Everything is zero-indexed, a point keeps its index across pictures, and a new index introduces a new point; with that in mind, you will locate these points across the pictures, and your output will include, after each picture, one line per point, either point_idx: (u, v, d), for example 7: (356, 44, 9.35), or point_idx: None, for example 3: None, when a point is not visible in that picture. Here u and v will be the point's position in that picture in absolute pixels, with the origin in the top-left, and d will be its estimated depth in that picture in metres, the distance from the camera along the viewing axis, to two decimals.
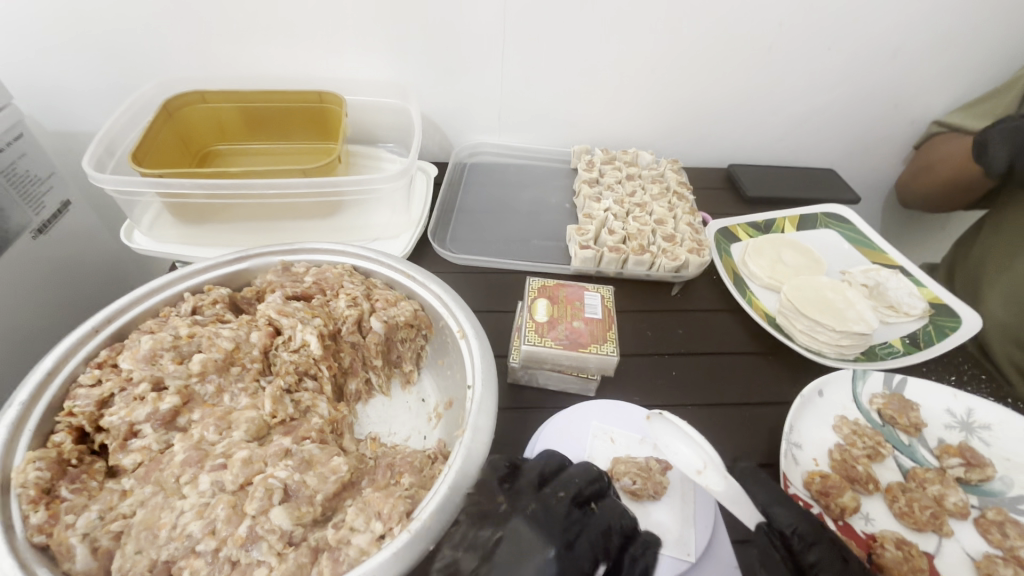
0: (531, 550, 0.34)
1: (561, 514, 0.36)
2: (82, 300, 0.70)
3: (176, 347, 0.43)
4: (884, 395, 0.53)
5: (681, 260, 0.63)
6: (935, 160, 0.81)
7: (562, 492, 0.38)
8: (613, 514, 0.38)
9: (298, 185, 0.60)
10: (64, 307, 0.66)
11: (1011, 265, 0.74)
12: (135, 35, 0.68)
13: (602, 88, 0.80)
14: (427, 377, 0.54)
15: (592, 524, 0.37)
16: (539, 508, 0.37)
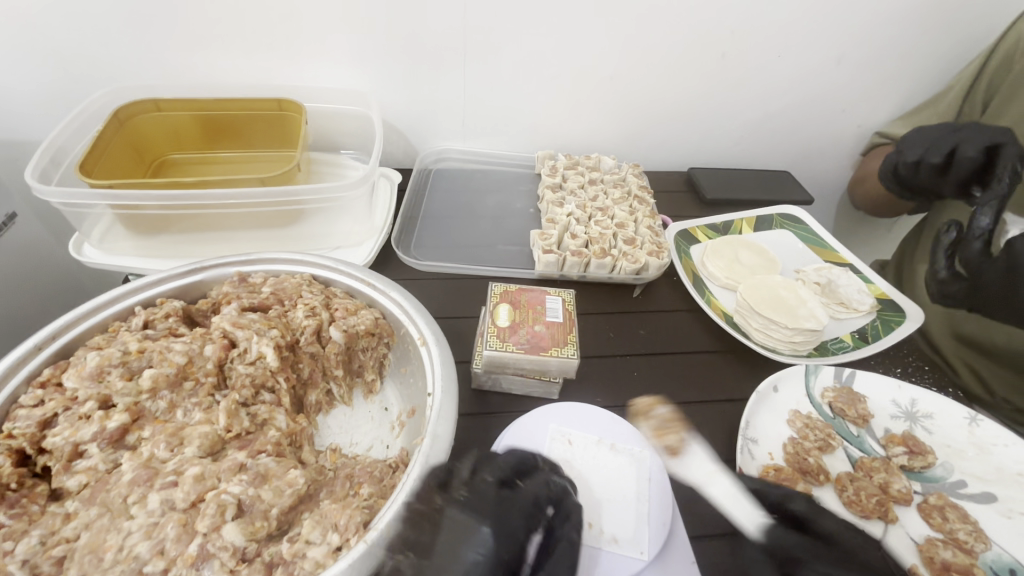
0: (461, 537, 0.35)
1: (490, 499, 0.37)
2: (26, 316, 0.67)
3: (125, 363, 0.42)
4: (835, 388, 0.55)
5: (642, 262, 0.65)
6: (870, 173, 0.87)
7: (489, 476, 0.39)
8: (538, 487, 0.39)
9: (255, 194, 0.59)
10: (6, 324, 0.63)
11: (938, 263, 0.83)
12: (83, 41, 0.67)
13: (564, 95, 0.81)
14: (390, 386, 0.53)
15: (518, 503, 0.37)
16: (467, 494, 0.37)
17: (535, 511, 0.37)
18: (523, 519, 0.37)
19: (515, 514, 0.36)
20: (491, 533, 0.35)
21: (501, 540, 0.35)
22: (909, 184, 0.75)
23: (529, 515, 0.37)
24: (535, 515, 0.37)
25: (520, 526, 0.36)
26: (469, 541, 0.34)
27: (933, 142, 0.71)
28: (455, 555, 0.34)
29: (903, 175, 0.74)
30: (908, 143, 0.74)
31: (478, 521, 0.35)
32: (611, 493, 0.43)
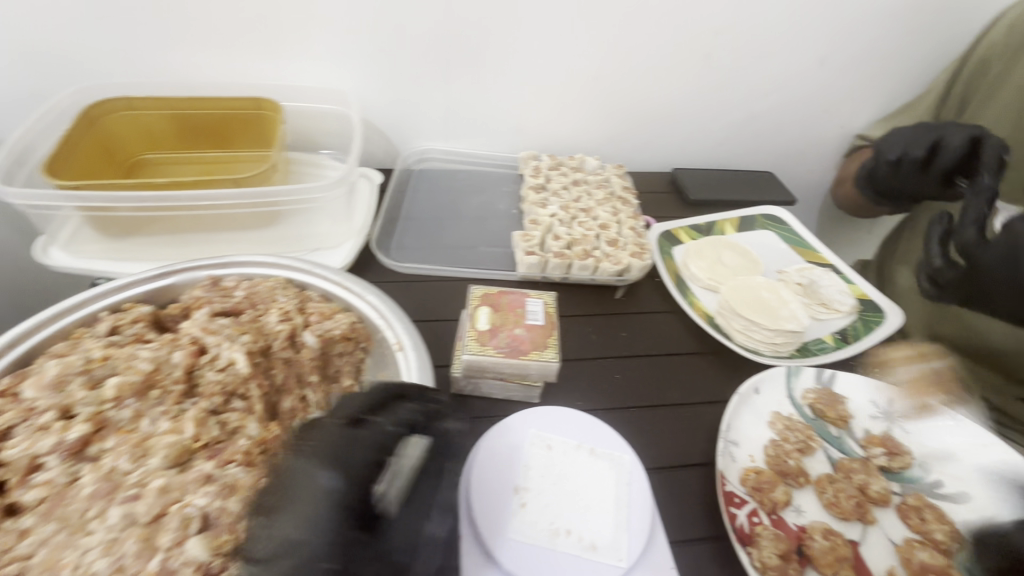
0: (306, 487, 0.32)
1: (337, 439, 0.34)
2: None
3: (87, 371, 0.41)
4: (816, 390, 0.55)
5: (624, 263, 0.64)
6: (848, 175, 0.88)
7: (338, 419, 0.36)
8: (389, 420, 0.37)
9: (230, 195, 0.58)
10: None
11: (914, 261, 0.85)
12: (51, 37, 0.65)
13: (547, 95, 0.80)
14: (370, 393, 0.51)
15: (368, 437, 0.35)
16: (313, 439, 0.35)
17: (387, 445, 0.35)
18: (373, 456, 0.34)
19: (364, 449, 0.34)
20: (338, 475, 0.32)
21: (351, 481, 0.32)
22: (892, 189, 0.76)
23: (380, 448, 0.35)
24: (389, 450, 0.35)
25: (371, 463, 0.34)
26: (315, 487, 0.31)
27: (910, 138, 0.72)
28: (298, 502, 0.31)
29: (885, 178, 0.75)
30: (888, 141, 0.75)
31: (322, 465, 0.32)
32: (590, 496, 0.42)
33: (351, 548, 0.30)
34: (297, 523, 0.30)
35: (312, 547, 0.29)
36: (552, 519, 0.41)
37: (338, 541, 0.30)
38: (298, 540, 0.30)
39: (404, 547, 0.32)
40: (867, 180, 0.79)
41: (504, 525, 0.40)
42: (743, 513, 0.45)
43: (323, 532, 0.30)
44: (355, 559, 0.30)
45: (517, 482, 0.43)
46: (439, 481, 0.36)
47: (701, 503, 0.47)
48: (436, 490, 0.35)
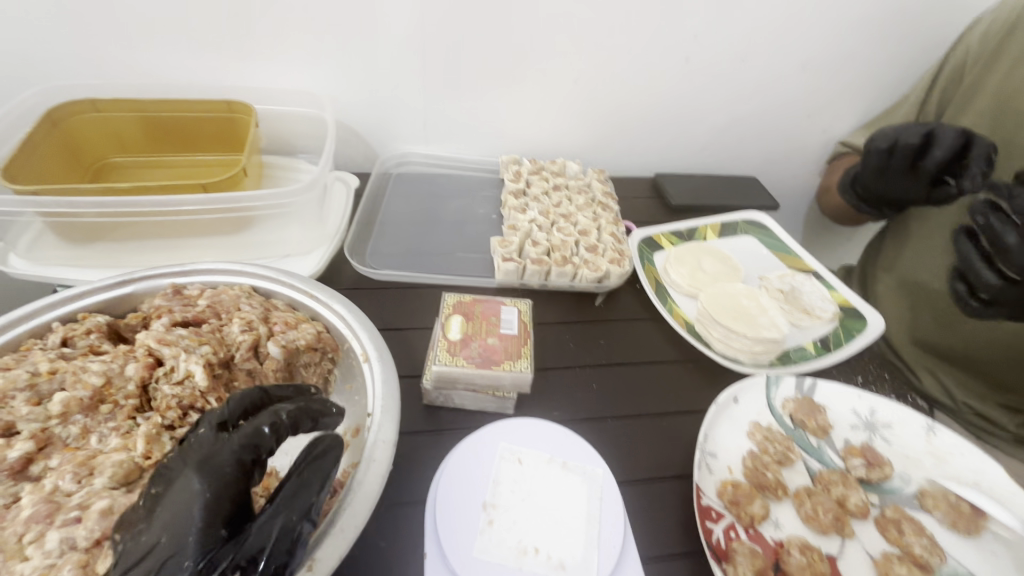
0: (172, 492, 0.31)
1: (202, 447, 0.33)
2: None
3: (33, 386, 0.39)
4: (796, 399, 0.55)
5: (602, 270, 0.63)
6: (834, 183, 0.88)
7: (207, 424, 0.35)
8: (259, 419, 0.35)
9: (195, 200, 0.56)
10: None
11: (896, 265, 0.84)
12: (17, 38, 0.63)
13: (528, 100, 0.80)
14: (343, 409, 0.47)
15: (233, 439, 0.33)
16: (182, 447, 0.34)
17: (258, 444, 0.34)
18: (239, 456, 0.33)
19: (229, 452, 0.33)
20: (197, 477, 0.31)
21: (213, 484, 0.31)
22: (881, 194, 0.75)
23: (246, 448, 0.33)
24: (261, 450, 0.34)
25: (236, 464, 0.32)
26: (180, 491, 0.31)
27: (901, 130, 0.71)
28: (162, 513, 0.30)
29: (872, 178, 0.74)
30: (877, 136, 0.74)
31: (187, 469, 0.32)
32: (561, 512, 0.41)
33: (209, 549, 0.29)
34: (163, 532, 0.30)
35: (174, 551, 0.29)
36: (520, 537, 0.39)
37: (197, 545, 0.29)
38: (162, 543, 0.29)
39: (276, 547, 0.30)
40: (859, 186, 0.78)
41: (468, 544, 0.39)
42: (720, 528, 0.44)
43: (183, 532, 0.30)
44: (215, 560, 0.29)
45: (485, 498, 0.41)
46: (324, 480, 0.34)
47: (677, 518, 0.46)
48: (316, 487, 0.33)
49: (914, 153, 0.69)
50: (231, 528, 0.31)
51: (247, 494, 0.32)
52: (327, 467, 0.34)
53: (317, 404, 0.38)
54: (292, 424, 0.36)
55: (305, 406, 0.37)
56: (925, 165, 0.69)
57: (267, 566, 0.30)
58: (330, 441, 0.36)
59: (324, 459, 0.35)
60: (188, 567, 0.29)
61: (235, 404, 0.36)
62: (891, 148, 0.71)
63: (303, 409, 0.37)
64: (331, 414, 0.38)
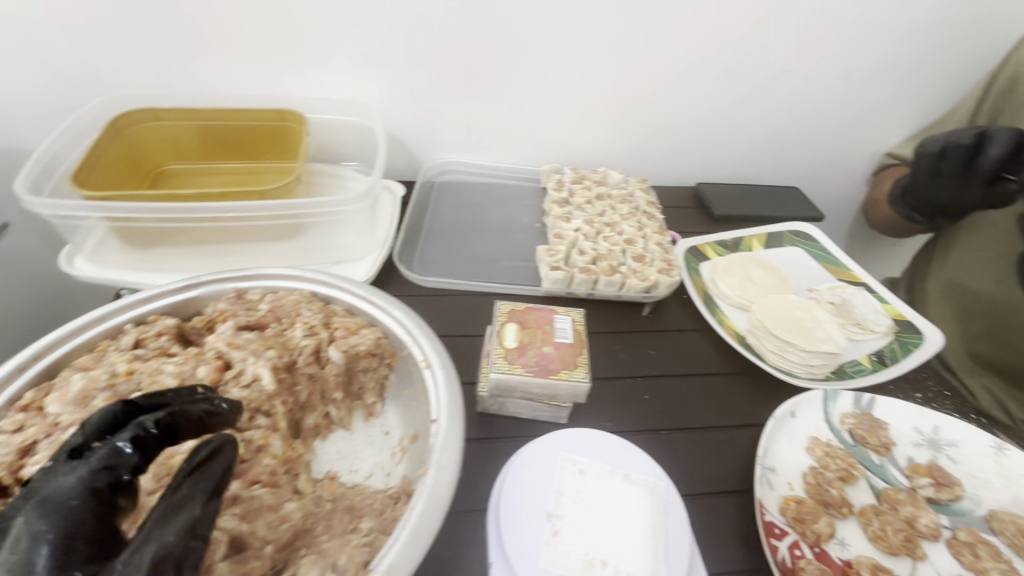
0: (12, 538, 0.26)
1: (47, 480, 0.28)
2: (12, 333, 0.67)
3: (111, 386, 0.40)
4: (855, 415, 0.53)
5: (651, 280, 0.63)
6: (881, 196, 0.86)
7: (60, 452, 0.30)
8: (112, 440, 0.30)
9: (255, 206, 0.58)
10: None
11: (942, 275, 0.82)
12: (83, 50, 0.66)
13: (570, 109, 0.80)
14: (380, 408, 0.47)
15: (81, 466, 0.29)
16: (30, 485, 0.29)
17: (115, 465, 0.29)
18: (90, 483, 0.28)
19: (77, 482, 0.28)
20: (39, 517, 0.27)
21: (62, 520, 0.27)
22: (933, 202, 0.74)
23: (94, 473, 0.29)
24: (120, 471, 0.29)
25: (88, 493, 0.28)
26: (20, 538, 0.26)
27: (952, 134, 0.71)
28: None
29: (925, 185, 0.73)
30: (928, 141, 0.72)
31: (28, 508, 0.27)
32: (626, 524, 0.40)
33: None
34: None
35: None
36: (586, 549, 0.39)
37: None
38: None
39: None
40: (910, 197, 0.75)
41: (535, 554, 0.38)
42: (785, 546, 0.43)
43: None
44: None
45: (549, 508, 0.41)
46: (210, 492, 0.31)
47: (738, 534, 0.45)
48: (196, 504, 0.30)
49: (969, 154, 0.69)
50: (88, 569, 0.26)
51: (110, 527, 0.28)
52: (218, 471, 0.32)
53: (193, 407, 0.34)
54: (166, 436, 0.32)
55: (184, 409, 0.33)
56: (981, 164, 0.68)
57: None
58: (215, 444, 0.32)
59: (212, 465, 0.32)
60: None
61: (93, 424, 0.31)
62: (942, 152, 0.70)
63: (176, 413, 0.32)
64: (222, 411, 0.35)
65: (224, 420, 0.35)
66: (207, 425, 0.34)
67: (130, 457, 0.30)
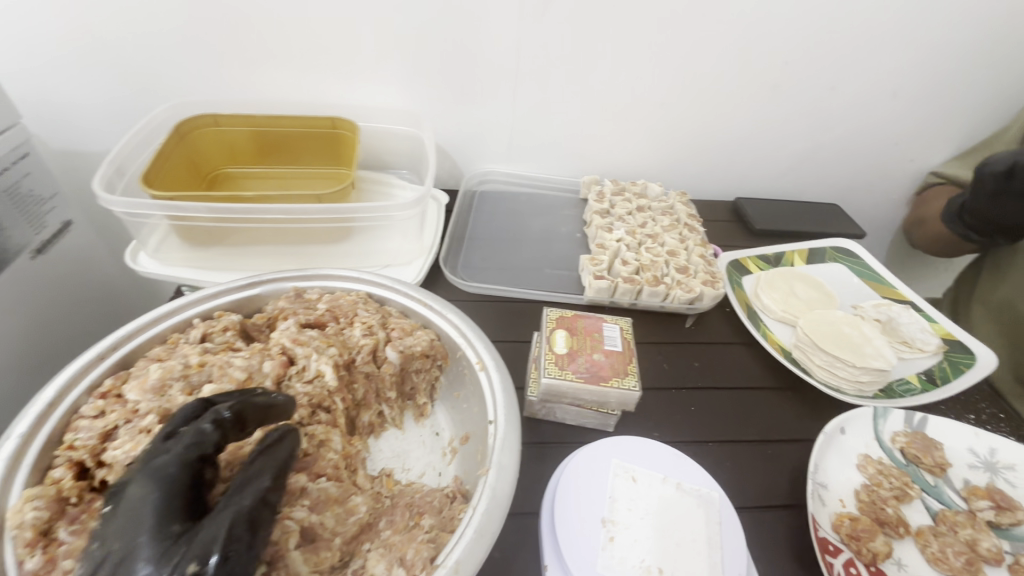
0: (122, 502, 0.30)
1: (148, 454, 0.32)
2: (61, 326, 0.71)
3: (185, 376, 0.41)
4: (907, 433, 0.52)
5: (696, 292, 0.63)
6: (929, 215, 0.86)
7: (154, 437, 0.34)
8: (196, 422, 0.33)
9: (312, 210, 0.59)
10: (42, 337, 0.69)
11: (992, 296, 0.81)
12: (151, 59, 0.69)
13: (612, 122, 0.81)
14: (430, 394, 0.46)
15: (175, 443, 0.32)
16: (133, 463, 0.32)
17: (201, 441, 0.32)
18: (183, 454, 0.31)
19: (172, 455, 0.31)
20: (145, 481, 0.30)
21: (163, 483, 0.30)
22: (995, 221, 0.74)
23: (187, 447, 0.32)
24: (206, 446, 0.32)
25: (183, 463, 0.31)
26: (130, 500, 0.30)
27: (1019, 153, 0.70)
28: (115, 523, 0.29)
29: (986, 205, 0.73)
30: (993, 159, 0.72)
31: (134, 475, 0.31)
32: (680, 533, 0.40)
33: (164, 547, 0.28)
34: (118, 540, 0.28)
35: (131, 552, 0.28)
36: (642, 556, 0.39)
37: (148, 542, 0.28)
38: (116, 550, 0.28)
39: (230, 540, 0.27)
40: (969, 216, 0.76)
41: (592, 558, 0.38)
42: (840, 563, 0.42)
43: (135, 536, 0.28)
44: (171, 555, 0.27)
45: (604, 514, 0.41)
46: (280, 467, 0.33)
47: (791, 549, 0.44)
48: (267, 475, 0.31)
49: None
50: (186, 523, 0.29)
51: (200, 495, 0.31)
52: (284, 455, 0.34)
53: (256, 396, 0.37)
54: (236, 420, 0.35)
55: (249, 401, 0.36)
56: None
57: (224, 557, 0.27)
58: (281, 431, 0.35)
59: (277, 448, 0.34)
60: (142, 567, 0.27)
61: (180, 415, 0.35)
62: (1010, 171, 0.70)
63: (242, 402, 0.35)
64: (278, 403, 0.37)
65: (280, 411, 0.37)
66: (268, 416, 0.37)
67: (211, 436, 0.33)
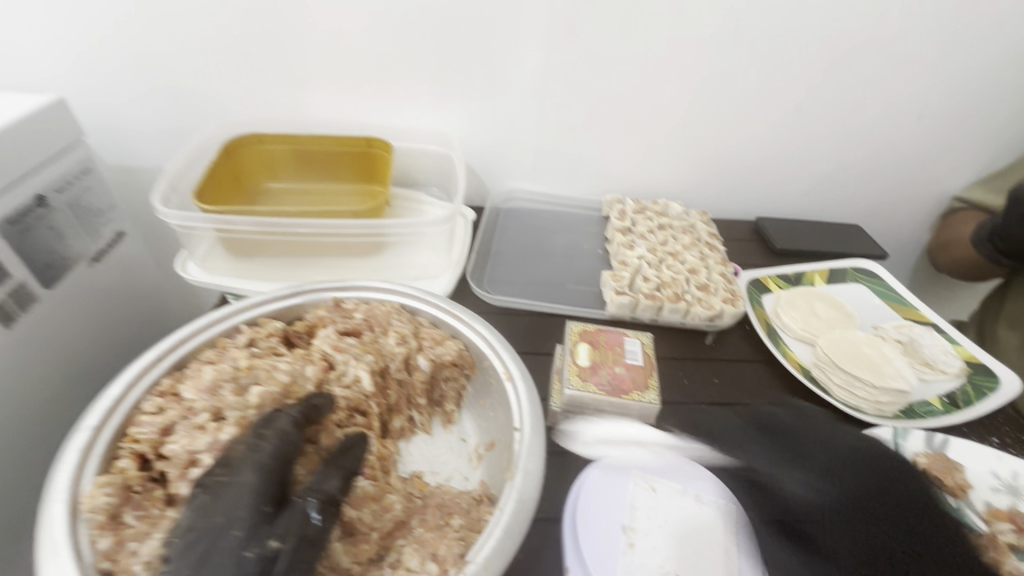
0: (227, 485, 0.36)
1: (244, 448, 0.38)
2: (110, 330, 0.76)
3: (235, 378, 0.44)
4: (927, 455, 0.53)
5: (716, 309, 0.65)
6: (954, 238, 0.87)
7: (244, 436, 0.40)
8: (284, 425, 0.40)
9: (349, 225, 0.63)
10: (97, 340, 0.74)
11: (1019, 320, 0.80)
12: (203, 82, 0.75)
13: (634, 143, 0.84)
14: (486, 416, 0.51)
15: (268, 441, 0.39)
16: (226, 455, 0.38)
17: (287, 441, 0.39)
18: (277, 451, 0.38)
19: (267, 450, 0.38)
20: (247, 469, 0.36)
21: (262, 472, 0.36)
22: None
23: (279, 446, 0.38)
24: (291, 445, 0.39)
25: (276, 457, 0.38)
26: (236, 483, 0.36)
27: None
28: (221, 500, 0.35)
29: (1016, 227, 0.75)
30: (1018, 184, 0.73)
31: (238, 464, 0.37)
32: (697, 542, 0.43)
33: (259, 522, 0.34)
34: (223, 515, 0.34)
35: (231, 525, 0.34)
36: (661, 562, 0.41)
37: (247, 516, 0.34)
38: (216, 524, 0.34)
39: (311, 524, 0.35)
40: (998, 237, 0.77)
41: (614, 562, 0.41)
42: None
43: (237, 510, 0.34)
44: (263, 530, 0.34)
45: (625, 521, 0.43)
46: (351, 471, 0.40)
47: None
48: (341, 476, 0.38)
49: None
50: (274, 506, 0.36)
51: (285, 486, 0.38)
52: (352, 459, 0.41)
53: (322, 407, 0.44)
54: (304, 420, 0.42)
55: (314, 407, 0.43)
56: None
57: (304, 537, 0.34)
58: (351, 439, 0.42)
59: (347, 454, 0.41)
60: (238, 534, 0.33)
61: (259, 420, 0.41)
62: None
63: (311, 410, 0.43)
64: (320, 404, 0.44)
65: (329, 409, 0.44)
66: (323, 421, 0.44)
67: (293, 437, 0.40)
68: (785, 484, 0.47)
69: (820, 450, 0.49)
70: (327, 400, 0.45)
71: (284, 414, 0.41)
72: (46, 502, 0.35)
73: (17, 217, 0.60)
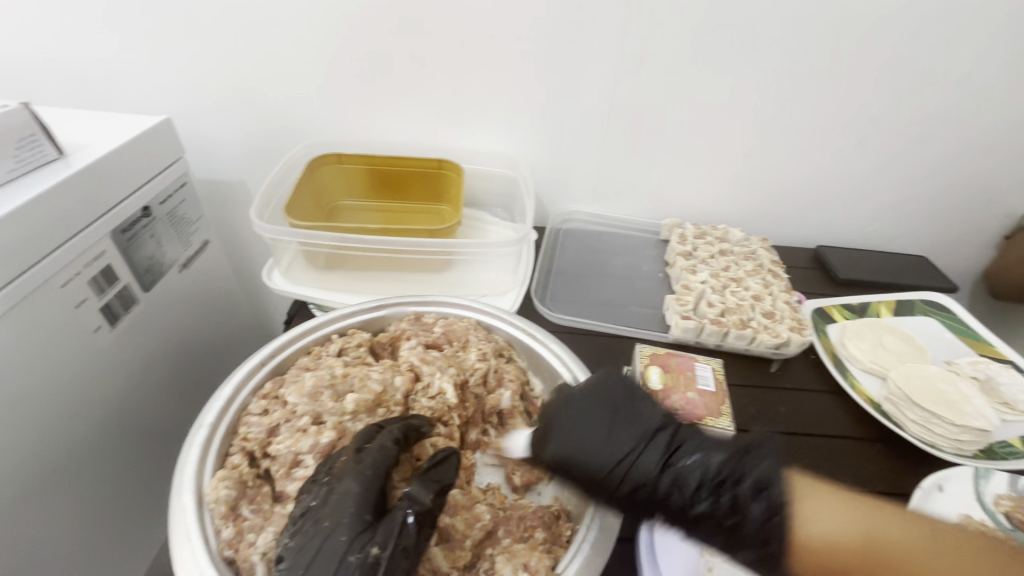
0: (333, 493, 0.38)
1: (348, 462, 0.40)
2: (193, 334, 0.81)
3: (333, 385, 0.47)
4: (1011, 497, 0.52)
5: (783, 337, 0.65)
6: None
7: (347, 449, 0.42)
8: (383, 440, 0.42)
9: (426, 243, 0.66)
10: (183, 342, 0.79)
11: None
12: (289, 106, 0.80)
13: (695, 171, 0.85)
14: (510, 419, 0.52)
15: (368, 455, 0.41)
16: (333, 465, 0.41)
17: (385, 454, 0.41)
18: (376, 463, 0.40)
19: (368, 464, 0.40)
20: (352, 479, 0.39)
21: (364, 484, 0.39)
22: None
23: (379, 460, 0.40)
24: (388, 458, 0.41)
25: (375, 468, 0.40)
26: (342, 491, 0.38)
27: None
28: (329, 504, 0.38)
29: None
30: None
31: (343, 474, 0.39)
32: None
33: (359, 529, 0.36)
34: (331, 519, 0.37)
35: (336, 530, 0.36)
36: None
37: (350, 521, 0.36)
38: (323, 528, 0.36)
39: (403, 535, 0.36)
40: None
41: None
42: None
43: (342, 515, 0.37)
44: (364, 538, 0.36)
45: None
46: (445, 486, 0.41)
47: None
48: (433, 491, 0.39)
49: None
50: (374, 515, 0.38)
51: (384, 497, 0.40)
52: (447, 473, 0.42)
53: (416, 425, 0.46)
54: (402, 438, 0.44)
55: (410, 425, 0.45)
56: None
57: (397, 548, 0.35)
58: (444, 452, 0.43)
59: (442, 468, 0.42)
60: (343, 539, 0.35)
61: (360, 436, 0.44)
62: None
63: (406, 427, 0.45)
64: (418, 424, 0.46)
65: (424, 427, 0.47)
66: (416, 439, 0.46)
67: (391, 450, 0.42)
68: (581, 458, 0.42)
69: (598, 422, 0.43)
70: (416, 416, 0.47)
71: (385, 431, 0.44)
72: (178, 493, 0.39)
73: (129, 228, 0.65)
